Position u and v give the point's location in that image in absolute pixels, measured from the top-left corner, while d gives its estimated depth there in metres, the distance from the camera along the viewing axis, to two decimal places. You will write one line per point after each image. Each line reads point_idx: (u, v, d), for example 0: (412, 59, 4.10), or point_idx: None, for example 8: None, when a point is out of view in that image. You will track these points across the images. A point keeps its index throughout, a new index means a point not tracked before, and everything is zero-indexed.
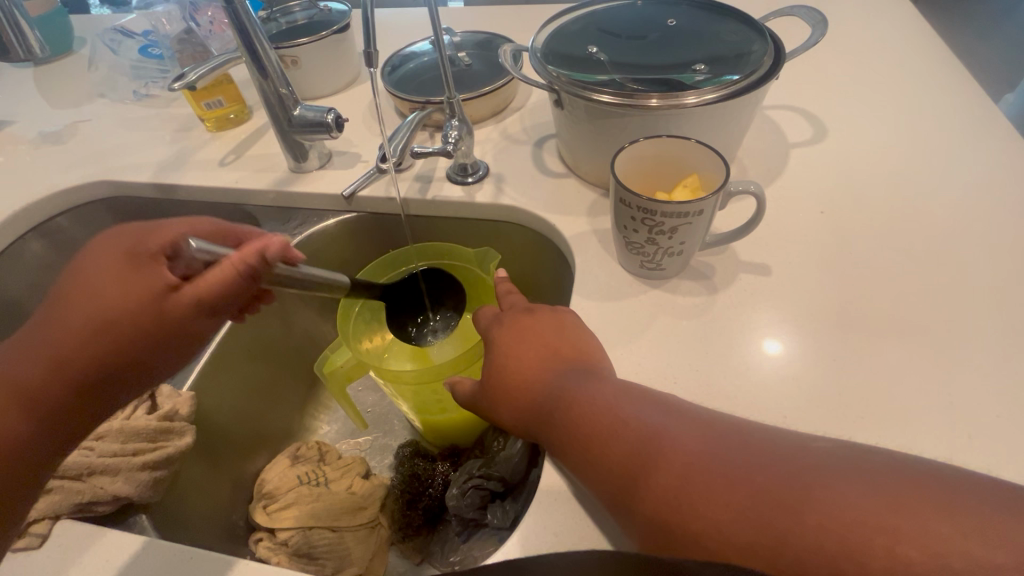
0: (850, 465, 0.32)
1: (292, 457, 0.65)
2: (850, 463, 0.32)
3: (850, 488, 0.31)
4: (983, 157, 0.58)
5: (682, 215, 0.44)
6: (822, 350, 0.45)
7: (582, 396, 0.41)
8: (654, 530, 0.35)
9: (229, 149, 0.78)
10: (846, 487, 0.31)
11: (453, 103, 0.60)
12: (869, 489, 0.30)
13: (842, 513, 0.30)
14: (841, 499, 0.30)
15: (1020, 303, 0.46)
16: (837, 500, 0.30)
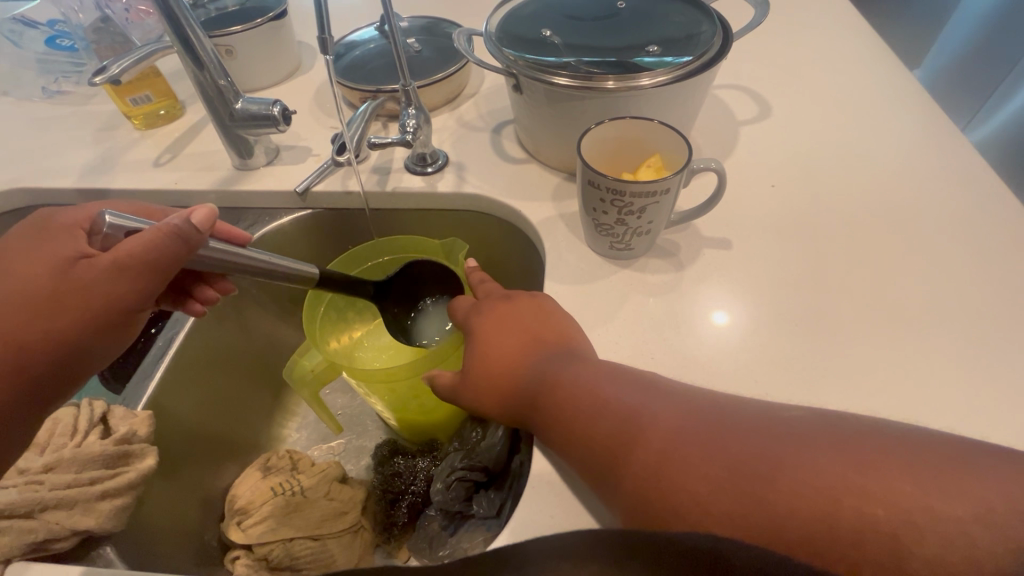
0: (819, 434, 0.34)
1: (262, 468, 0.62)
2: (819, 433, 0.34)
3: (820, 455, 0.32)
4: (911, 128, 0.63)
5: (649, 194, 0.45)
6: (784, 316, 0.48)
7: (564, 381, 0.41)
8: (636, 504, 0.36)
9: (163, 148, 0.72)
10: (816, 457, 0.32)
11: (409, 92, 0.58)
12: (837, 455, 0.32)
13: (813, 479, 0.31)
14: (812, 466, 0.32)
15: (950, 260, 0.50)
16: (808, 466, 0.32)
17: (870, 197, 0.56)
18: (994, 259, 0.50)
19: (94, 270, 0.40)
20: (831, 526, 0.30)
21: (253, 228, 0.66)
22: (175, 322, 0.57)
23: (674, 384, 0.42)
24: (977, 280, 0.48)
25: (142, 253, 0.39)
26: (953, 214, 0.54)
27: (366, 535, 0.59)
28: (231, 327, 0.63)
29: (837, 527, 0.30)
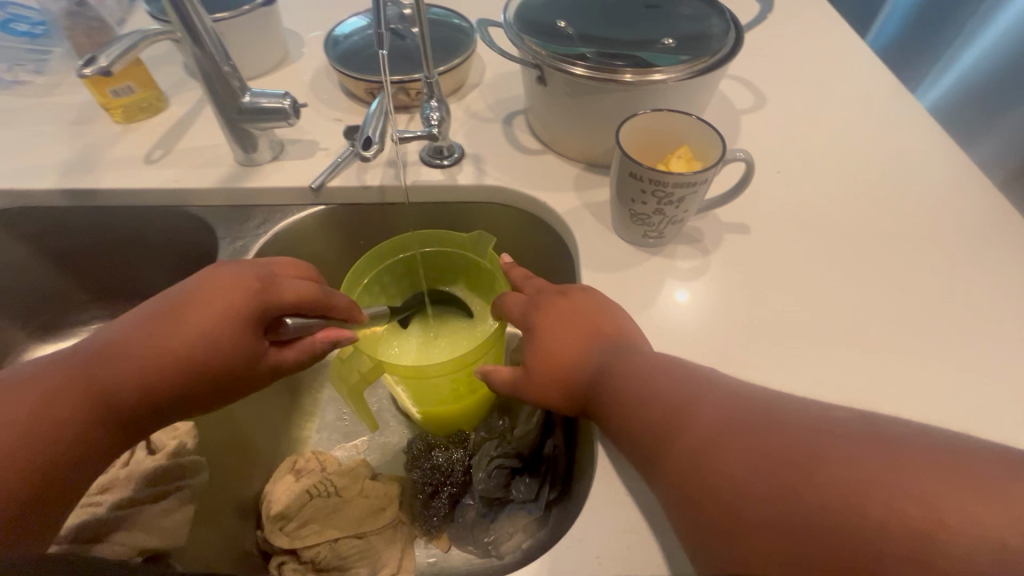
0: (864, 432, 0.34)
1: (292, 472, 0.61)
2: (866, 430, 0.34)
3: (858, 452, 0.33)
4: (890, 116, 0.68)
5: (690, 185, 0.47)
6: (803, 295, 0.52)
7: (619, 373, 0.44)
8: (677, 486, 0.38)
9: (152, 143, 0.68)
10: (853, 454, 0.33)
11: (432, 83, 0.57)
12: (876, 453, 0.32)
13: (848, 472, 0.32)
14: (848, 461, 0.32)
15: (938, 238, 0.56)
16: (848, 461, 0.32)
17: (865, 183, 0.62)
18: (975, 237, 0.56)
19: (266, 359, 0.48)
20: (860, 515, 0.30)
21: (265, 227, 0.63)
22: None
23: (727, 380, 0.43)
24: (964, 256, 0.55)
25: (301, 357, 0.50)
26: (936, 197, 0.60)
27: (406, 528, 0.60)
28: None
29: (866, 517, 0.30)
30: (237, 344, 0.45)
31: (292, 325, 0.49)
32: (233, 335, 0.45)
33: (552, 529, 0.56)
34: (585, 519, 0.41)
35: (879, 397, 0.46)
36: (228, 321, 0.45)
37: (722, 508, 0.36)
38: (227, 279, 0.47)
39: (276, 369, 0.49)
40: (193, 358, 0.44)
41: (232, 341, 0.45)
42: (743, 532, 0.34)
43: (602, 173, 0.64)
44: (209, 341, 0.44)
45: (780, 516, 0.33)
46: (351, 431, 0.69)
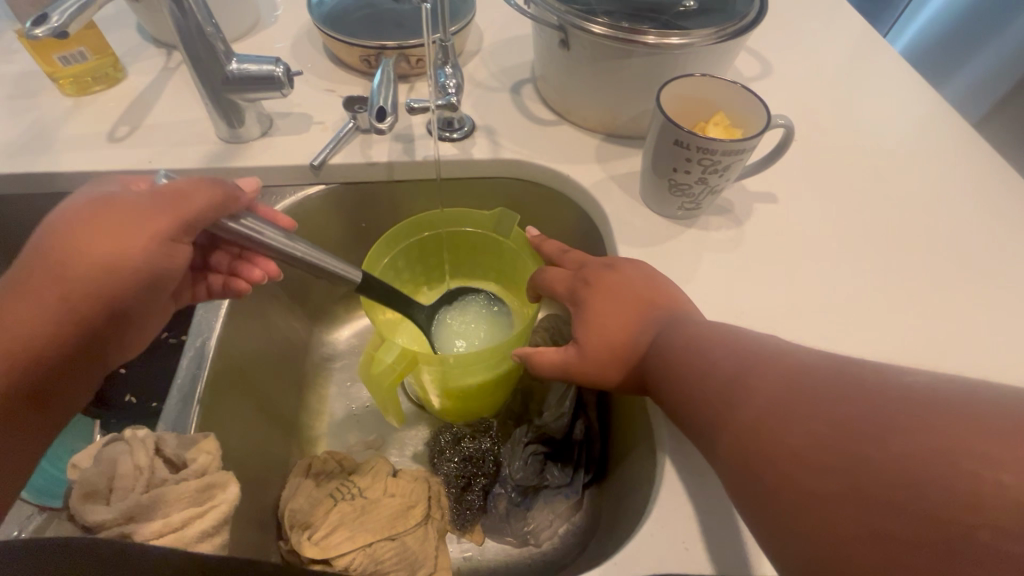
0: (947, 390, 0.26)
1: (309, 476, 0.56)
2: (952, 386, 0.26)
3: (947, 408, 0.25)
4: (889, 82, 0.69)
5: (737, 153, 0.45)
6: (838, 262, 0.52)
7: (677, 345, 0.40)
8: (736, 459, 0.33)
9: (114, 118, 0.59)
10: (942, 411, 0.25)
11: (447, 47, 0.53)
12: (970, 411, 0.25)
13: (933, 431, 0.25)
14: (936, 419, 0.25)
15: (954, 199, 0.57)
16: (929, 414, 0.26)
17: (878, 148, 0.62)
18: (989, 197, 0.57)
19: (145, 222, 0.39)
20: (941, 484, 0.24)
21: None
22: (200, 328, 0.51)
23: (787, 345, 0.37)
24: (982, 215, 0.56)
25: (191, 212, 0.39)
26: (947, 159, 0.61)
27: (439, 523, 0.55)
28: (255, 326, 0.57)
29: (952, 487, 0.23)
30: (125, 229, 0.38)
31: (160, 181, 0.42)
32: (125, 221, 0.38)
33: (590, 511, 0.55)
34: (662, 504, 0.40)
35: (927, 357, 0.46)
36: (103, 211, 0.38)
37: (779, 482, 0.30)
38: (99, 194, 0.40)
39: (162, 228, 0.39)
40: (89, 260, 0.37)
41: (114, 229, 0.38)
42: (803, 501, 0.28)
43: (623, 144, 0.61)
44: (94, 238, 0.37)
45: (842, 487, 0.27)
46: (364, 427, 0.65)
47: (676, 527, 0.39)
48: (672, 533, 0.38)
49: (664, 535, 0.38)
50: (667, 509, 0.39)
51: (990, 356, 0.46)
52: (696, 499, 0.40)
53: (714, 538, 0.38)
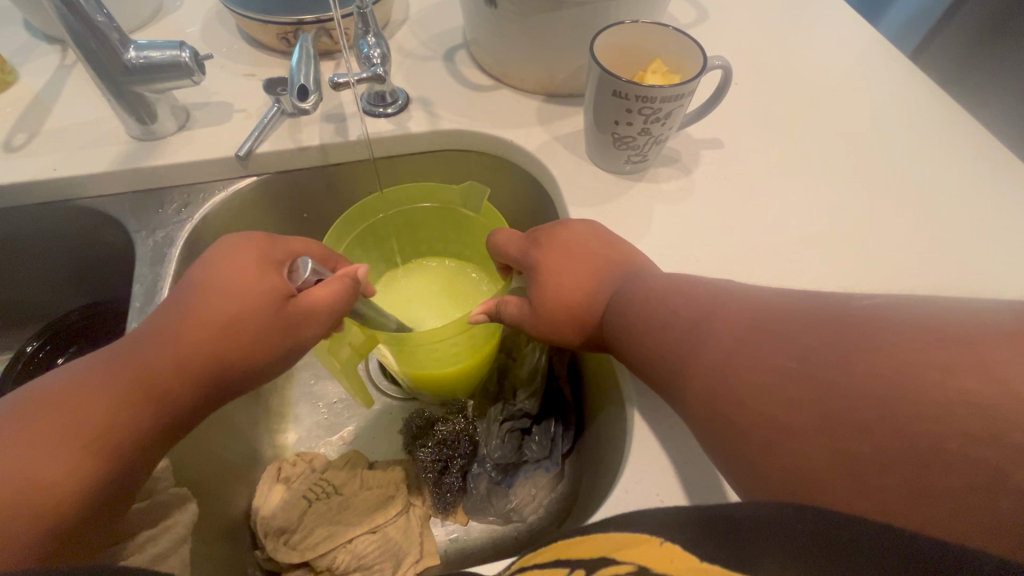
0: (909, 312, 0.27)
1: (279, 481, 0.54)
2: (916, 308, 0.27)
3: (899, 329, 0.26)
4: (823, 17, 0.69)
5: (677, 98, 0.44)
6: (788, 201, 0.52)
7: (637, 297, 0.39)
8: (708, 407, 0.32)
9: (8, 125, 0.53)
10: (897, 333, 0.26)
11: (367, 14, 0.49)
12: (920, 328, 0.26)
13: (893, 354, 0.25)
14: (892, 340, 0.26)
15: (890, 125, 0.58)
16: (886, 338, 0.26)
17: (817, 84, 0.62)
18: (923, 124, 0.58)
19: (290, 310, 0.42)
20: (911, 397, 0.24)
21: (187, 211, 0.53)
22: None
23: (744, 287, 0.37)
24: (917, 143, 0.57)
25: (330, 302, 0.43)
26: (881, 92, 0.61)
27: (421, 510, 0.56)
28: None
29: (925, 398, 0.24)
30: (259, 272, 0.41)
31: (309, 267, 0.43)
32: (232, 276, 0.41)
33: (572, 480, 0.55)
34: (636, 459, 0.39)
35: (877, 286, 0.47)
36: (243, 270, 0.41)
37: (755, 421, 0.30)
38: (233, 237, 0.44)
39: (312, 317, 0.42)
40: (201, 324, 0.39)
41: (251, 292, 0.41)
42: (776, 442, 0.29)
43: (564, 103, 0.59)
44: (218, 279, 0.40)
45: (815, 417, 0.27)
46: (332, 422, 0.63)
47: (651, 481, 0.38)
48: (647, 486, 0.38)
49: (641, 490, 0.38)
50: (641, 465, 0.39)
51: (936, 278, 0.48)
52: (670, 452, 0.39)
53: (691, 486, 0.38)
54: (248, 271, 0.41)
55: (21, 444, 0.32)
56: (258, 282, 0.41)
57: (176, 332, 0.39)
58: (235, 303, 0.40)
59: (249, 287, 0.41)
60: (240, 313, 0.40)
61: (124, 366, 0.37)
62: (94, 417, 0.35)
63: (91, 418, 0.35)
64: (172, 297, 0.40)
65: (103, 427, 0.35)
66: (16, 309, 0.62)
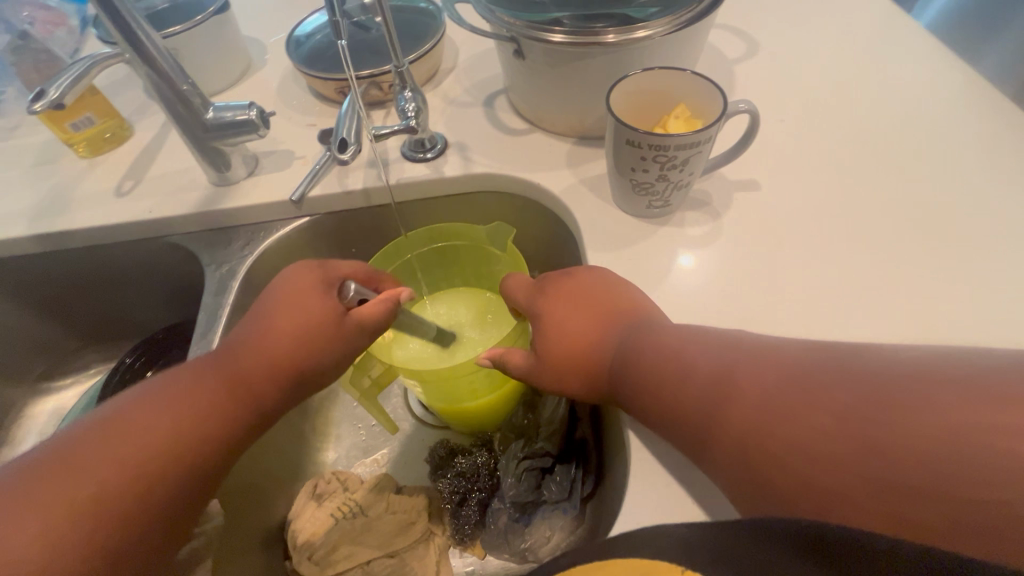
0: (944, 374, 0.27)
1: (313, 496, 0.58)
2: (968, 370, 0.27)
3: (935, 389, 0.27)
4: (892, 49, 0.65)
5: (692, 146, 0.44)
6: (826, 245, 0.49)
7: (646, 348, 0.39)
8: (741, 465, 0.32)
9: (122, 173, 0.64)
10: (934, 392, 0.27)
11: (403, 72, 0.53)
12: (955, 388, 0.26)
13: (937, 415, 0.26)
14: (931, 401, 0.26)
15: (962, 164, 0.52)
16: (925, 397, 0.27)
17: (876, 120, 0.58)
18: (1005, 163, 0.52)
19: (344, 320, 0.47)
20: (967, 457, 0.24)
21: (250, 247, 0.60)
22: None
23: (760, 338, 0.37)
24: (997, 184, 0.50)
25: (374, 317, 0.48)
26: (954, 127, 0.56)
27: (440, 539, 0.58)
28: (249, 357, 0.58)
29: (978, 459, 0.24)
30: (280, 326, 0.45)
31: (355, 288, 0.48)
32: (299, 302, 0.46)
33: (589, 525, 0.53)
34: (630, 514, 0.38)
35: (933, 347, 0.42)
36: (303, 296, 0.47)
37: (795, 480, 0.29)
38: (296, 267, 0.49)
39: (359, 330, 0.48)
40: (276, 353, 0.44)
41: (315, 314, 0.46)
42: (825, 503, 0.28)
43: (595, 146, 0.60)
44: (292, 306, 0.46)
45: (867, 476, 0.27)
46: (369, 444, 0.67)
47: None
48: None
49: None
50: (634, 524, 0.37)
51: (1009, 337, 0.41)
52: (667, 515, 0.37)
53: None
54: (304, 297, 0.47)
55: (128, 450, 0.38)
56: (315, 299, 0.47)
57: (251, 359, 0.44)
58: (301, 328, 0.45)
59: (309, 307, 0.46)
60: (302, 334, 0.45)
61: (202, 394, 0.42)
62: (180, 431, 0.40)
63: (169, 438, 0.39)
64: (251, 325, 0.46)
65: (181, 447, 0.40)
66: (123, 325, 0.73)
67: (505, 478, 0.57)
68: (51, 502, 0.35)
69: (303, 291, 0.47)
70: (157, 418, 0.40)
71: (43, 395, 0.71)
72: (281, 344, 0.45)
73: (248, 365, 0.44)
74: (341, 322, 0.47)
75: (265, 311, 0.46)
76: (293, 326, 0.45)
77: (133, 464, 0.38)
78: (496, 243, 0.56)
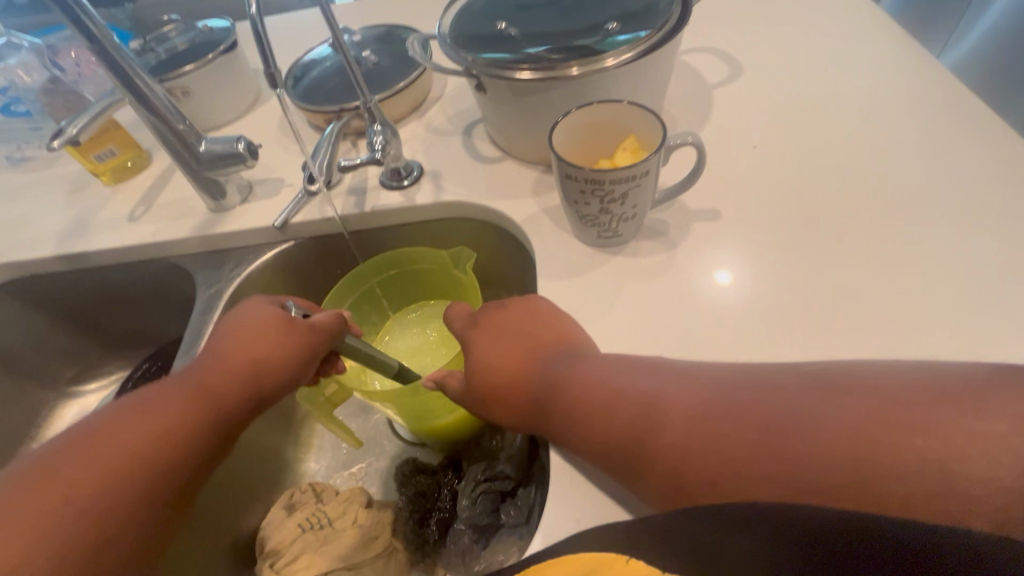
0: (841, 386, 0.31)
1: (286, 506, 0.62)
2: (860, 379, 0.30)
3: (838, 401, 0.30)
4: (879, 74, 0.63)
5: (629, 179, 0.44)
6: (779, 281, 0.48)
7: (573, 375, 0.40)
8: (672, 488, 0.33)
9: (137, 200, 0.71)
10: (837, 402, 0.30)
11: (371, 107, 0.58)
12: (852, 398, 0.30)
13: (845, 421, 0.29)
14: (836, 411, 0.29)
15: (935, 198, 0.50)
16: (833, 405, 0.30)
17: (852, 150, 0.56)
18: (980, 198, 0.49)
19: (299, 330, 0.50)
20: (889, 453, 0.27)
21: (239, 269, 0.65)
22: None
23: (680, 363, 0.39)
24: (966, 219, 0.48)
25: (324, 331, 0.52)
26: (932, 158, 0.53)
27: (402, 555, 0.59)
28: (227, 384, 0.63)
29: (890, 455, 0.27)
30: (236, 352, 0.49)
31: (298, 307, 0.53)
32: (256, 322, 0.50)
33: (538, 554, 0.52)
34: None
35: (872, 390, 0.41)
36: (257, 318, 0.50)
37: (731, 498, 0.31)
38: (254, 296, 0.54)
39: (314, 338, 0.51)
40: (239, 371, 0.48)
41: (273, 331, 0.50)
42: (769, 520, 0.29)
43: None
44: (250, 327, 0.50)
45: (804, 485, 0.29)
46: (348, 458, 0.70)
47: None
48: None
49: None
50: None
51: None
52: None
53: None
54: (262, 317, 0.50)
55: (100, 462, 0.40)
56: (272, 317, 0.50)
57: (216, 377, 0.47)
58: (261, 344, 0.49)
59: (268, 326, 0.50)
60: (258, 351, 0.49)
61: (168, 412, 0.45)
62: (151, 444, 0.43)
63: (139, 451, 0.42)
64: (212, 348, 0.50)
65: (149, 459, 0.42)
66: (139, 335, 0.80)
67: (461, 501, 0.58)
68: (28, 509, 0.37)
69: (260, 313, 0.51)
70: (123, 435, 0.42)
71: (69, 398, 0.79)
72: (243, 362, 0.48)
73: (214, 385, 0.47)
74: (297, 333, 0.50)
75: (223, 334, 0.50)
76: (252, 345, 0.49)
77: (107, 474, 0.40)
78: (458, 267, 0.57)
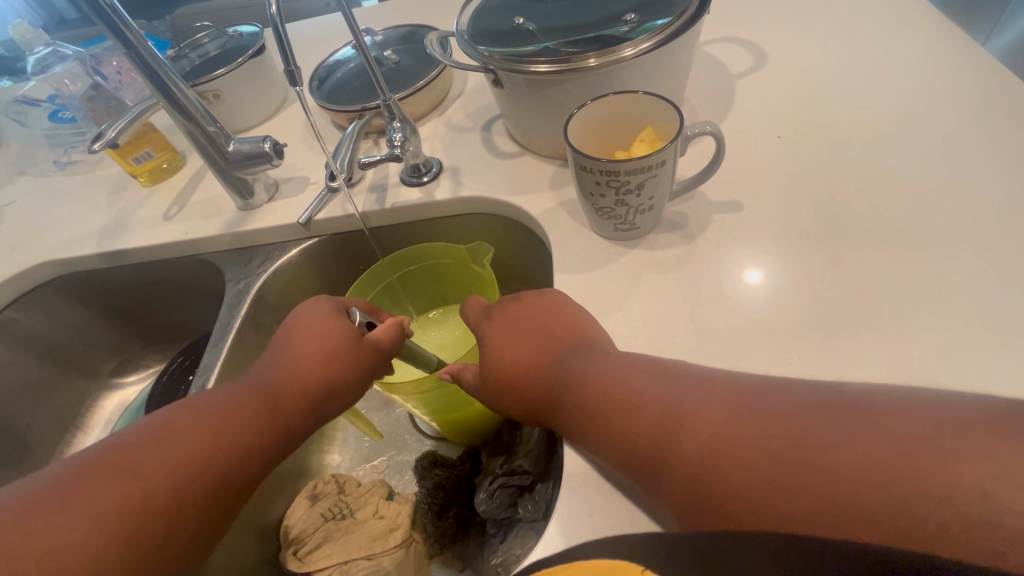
0: (876, 404, 0.29)
1: (310, 496, 0.64)
2: (896, 401, 0.29)
3: (875, 420, 0.28)
4: (911, 61, 0.60)
5: (645, 170, 0.44)
6: (802, 273, 0.46)
7: (593, 373, 0.39)
8: (690, 495, 0.31)
9: (171, 200, 0.74)
10: (874, 418, 0.28)
11: (391, 105, 0.58)
12: (888, 418, 0.28)
13: (881, 438, 0.27)
14: (872, 429, 0.28)
15: (971, 188, 0.48)
16: (867, 423, 0.28)
17: (881, 139, 0.54)
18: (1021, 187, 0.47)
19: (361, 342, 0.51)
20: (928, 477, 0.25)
21: (265, 265, 0.67)
22: (206, 368, 0.58)
23: (705, 368, 0.37)
24: (1006, 210, 0.46)
25: (383, 342, 0.52)
26: (967, 147, 0.51)
27: (421, 546, 0.60)
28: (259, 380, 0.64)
29: (930, 479, 0.25)
30: (301, 359, 0.49)
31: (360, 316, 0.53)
32: (321, 330, 0.51)
33: None
34: None
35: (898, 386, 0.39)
36: (323, 326, 0.51)
37: (750, 508, 0.29)
38: (321, 301, 0.54)
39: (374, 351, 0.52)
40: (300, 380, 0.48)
41: (340, 341, 0.50)
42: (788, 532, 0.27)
43: None
44: (315, 336, 0.50)
45: (832, 501, 0.27)
46: (370, 451, 0.71)
47: None
48: None
49: None
50: None
51: (985, 384, 0.38)
52: None
53: None
54: (328, 325, 0.51)
55: (159, 463, 0.41)
56: (337, 327, 0.51)
57: (278, 385, 0.48)
58: (326, 352, 0.50)
59: (334, 335, 0.50)
60: (324, 360, 0.49)
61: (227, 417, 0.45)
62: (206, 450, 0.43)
63: (196, 455, 0.42)
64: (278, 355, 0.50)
65: (204, 464, 0.42)
66: (175, 330, 0.84)
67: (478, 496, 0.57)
68: (89, 507, 0.38)
69: (325, 320, 0.51)
70: (184, 437, 0.43)
71: (110, 390, 0.83)
72: (305, 371, 0.49)
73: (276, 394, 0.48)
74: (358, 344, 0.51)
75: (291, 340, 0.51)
76: (317, 352, 0.49)
77: (163, 476, 0.40)
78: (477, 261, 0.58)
